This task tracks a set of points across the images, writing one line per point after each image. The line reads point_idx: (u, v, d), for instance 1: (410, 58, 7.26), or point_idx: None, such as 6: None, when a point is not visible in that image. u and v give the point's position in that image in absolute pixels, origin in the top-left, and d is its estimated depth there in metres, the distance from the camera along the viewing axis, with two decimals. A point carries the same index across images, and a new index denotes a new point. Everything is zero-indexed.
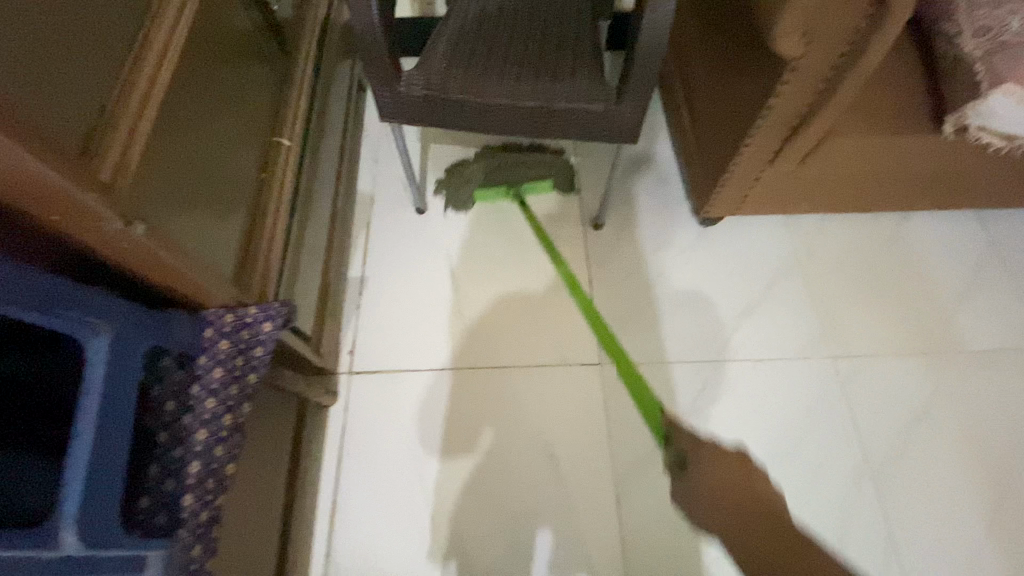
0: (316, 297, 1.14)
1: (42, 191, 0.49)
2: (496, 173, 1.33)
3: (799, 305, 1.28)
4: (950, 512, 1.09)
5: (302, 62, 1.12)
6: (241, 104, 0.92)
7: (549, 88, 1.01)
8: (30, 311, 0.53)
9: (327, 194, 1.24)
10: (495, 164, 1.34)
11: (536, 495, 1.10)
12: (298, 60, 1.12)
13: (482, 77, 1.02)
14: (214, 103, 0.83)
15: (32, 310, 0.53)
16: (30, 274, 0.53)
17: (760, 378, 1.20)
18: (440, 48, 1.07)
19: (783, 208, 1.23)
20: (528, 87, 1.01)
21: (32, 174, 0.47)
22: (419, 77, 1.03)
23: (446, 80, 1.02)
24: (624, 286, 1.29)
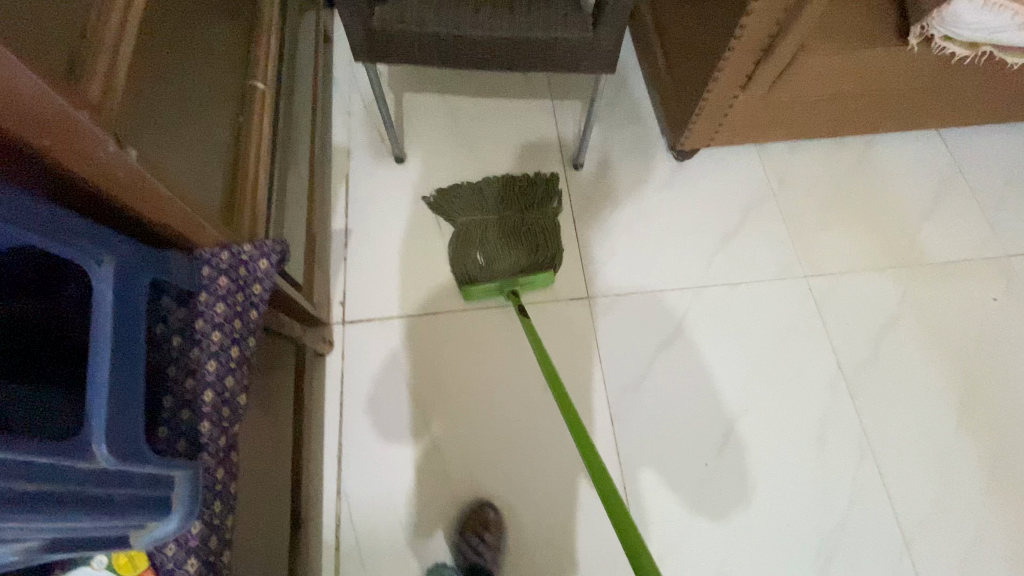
0: (303, 248, 1.13)
1: (44, 111, 0.48)
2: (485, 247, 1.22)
3: (773, 231, 1.33)
4: (920, 407, 1.18)
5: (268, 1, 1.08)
6: (210, 45, 0.88)
7: (526, 19, 1.01)
8: (39, 237, 0.52)
9: (303, 143, 1.21)
10: (486, 232, 1.24)
11: (536, 423, 1.15)
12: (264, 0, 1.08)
13: (458, 11, 1.01)
14: (183, 40, 0.79)
15: (40, 235, 0.52)
16: (31, 200, 0.52)
17: (742, 300, 1.26)
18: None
19: (755, 134, 1.27)
20: (506, 19, 1.01)
21: (34, 92, 0.46)
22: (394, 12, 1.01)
23: (422, 14, 1.01)
24: (608, 223, 1.32)
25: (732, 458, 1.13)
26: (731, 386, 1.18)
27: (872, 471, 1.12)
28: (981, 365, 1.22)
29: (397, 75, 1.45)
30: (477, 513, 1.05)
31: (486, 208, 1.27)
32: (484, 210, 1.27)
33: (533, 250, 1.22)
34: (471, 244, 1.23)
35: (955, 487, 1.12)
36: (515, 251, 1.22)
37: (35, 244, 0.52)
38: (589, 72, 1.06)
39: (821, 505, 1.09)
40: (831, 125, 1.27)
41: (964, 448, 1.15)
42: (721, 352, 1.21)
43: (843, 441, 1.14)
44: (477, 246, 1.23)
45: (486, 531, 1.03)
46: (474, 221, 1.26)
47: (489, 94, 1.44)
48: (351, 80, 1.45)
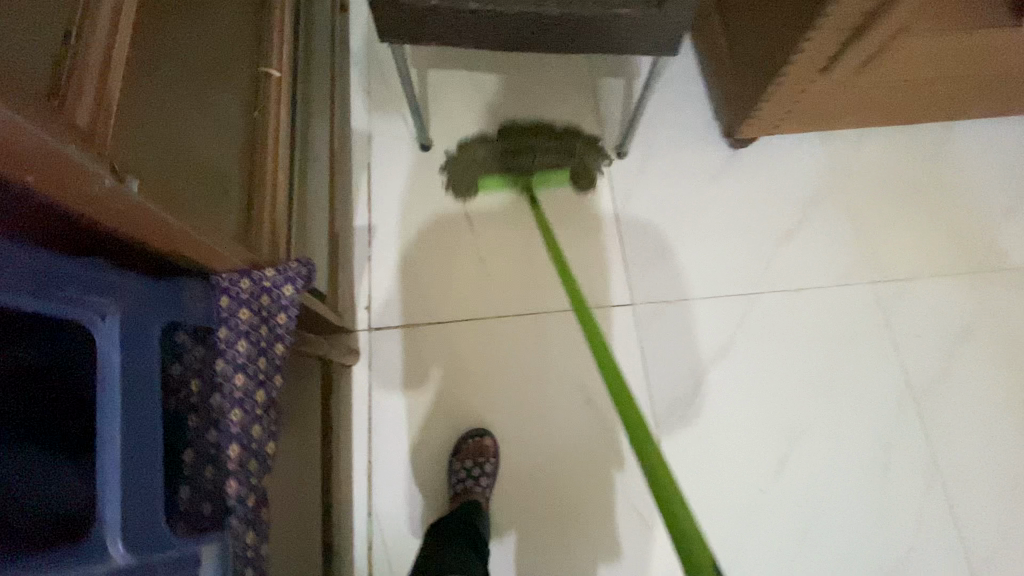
0: (326, 252, 1.03)
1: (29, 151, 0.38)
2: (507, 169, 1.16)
3: (838, 230, 1.21)
4: (993, 429, 1.09)
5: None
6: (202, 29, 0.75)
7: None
8: (31, 298, 0.43)
9: (322, 132, 1.09)
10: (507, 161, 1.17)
11: (578, 440, 1.08)
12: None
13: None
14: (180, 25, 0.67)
15: (32, 296, 0.43)
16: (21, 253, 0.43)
17: (802, 308, 1.15)
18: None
19: (825, 121, 1.13)
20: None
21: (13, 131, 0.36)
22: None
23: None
24: (656, 220, 1.20)
25: (788, 482, 1.05)
26: (788, 404, 1.09)
27: (938, 498, 1.05)
28: None
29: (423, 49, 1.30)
30: (476, 441, 1.04)
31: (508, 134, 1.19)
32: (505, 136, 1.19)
33: (556, 159, 1.18)
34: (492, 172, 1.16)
35: None
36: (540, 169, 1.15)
37: (27, 308, 0.43)
38: (651, 52, 0.92)
39: (881, 532, 1.03)
40: (911, 112, 1.12)
41: None
42: (778, 366, 1.11)
43: (908, 464, 1.07)
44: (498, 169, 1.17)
45: (482, 458, 1.03)
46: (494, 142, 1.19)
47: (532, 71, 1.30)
48: (369, 54, 1.30)
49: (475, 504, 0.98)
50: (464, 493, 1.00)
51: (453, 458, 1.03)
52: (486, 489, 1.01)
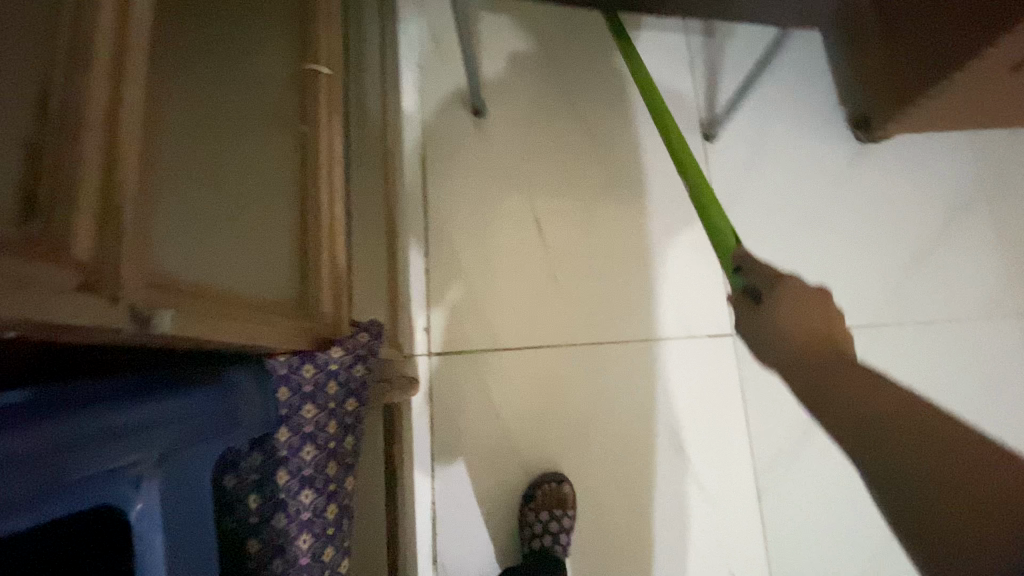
0: (382, 272, 0.88)
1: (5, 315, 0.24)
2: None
3: (983, 248, 1.01)
4: None
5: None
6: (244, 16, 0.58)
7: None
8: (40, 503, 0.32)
9: (375, 125, 0.92)
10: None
11: (664, 491, 0.95)
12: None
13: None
14: (209, 17, 0.49)
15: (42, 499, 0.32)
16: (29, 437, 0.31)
17: (934, 342, 0.97)
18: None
19: (989, 117, 0.91)
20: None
21: None
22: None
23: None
24: (765, 231, 1.01)
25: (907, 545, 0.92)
26: None
27: None
28: None
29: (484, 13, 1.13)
30: (552, 487, 0.93)
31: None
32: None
33: None
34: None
35: None
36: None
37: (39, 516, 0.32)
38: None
39: None
40: None
41: None
42: None
43: None
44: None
45: (560, 509, 0.92)
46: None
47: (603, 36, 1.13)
48: (422, 23, 1.13)
49: (552, 561, 0.89)
50: (539, 547, 0.90)
51: (525, 506, 0.93)
52: (563, 543, 0.92)
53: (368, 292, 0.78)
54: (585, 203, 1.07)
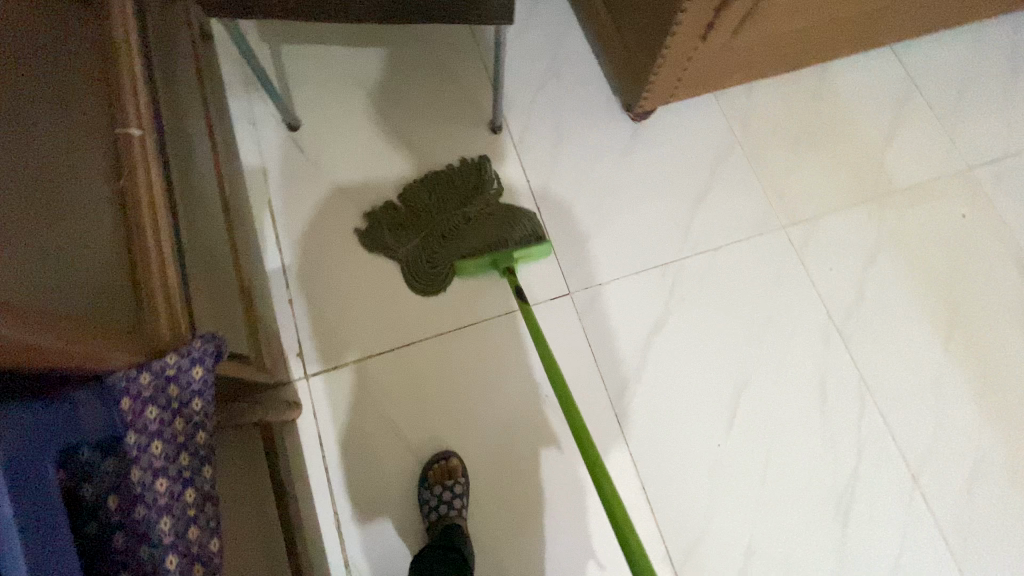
0: (238, 307, 0.95)
1: None
2: (455, 238, 1.13)
3: (745, 184, 1.25)
4: (910, 342, 1.18)
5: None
6: (35, 72, 0.64)
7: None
8: None
9: (209, 178, 1.02)
10: (432, 235, 1.14)
11: (543, 440, 1.09)
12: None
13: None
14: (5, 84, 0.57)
15: None
16: None
17: (725, 264, 1.19)
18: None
19: (716, 83, 1.16)
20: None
21: None
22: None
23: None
24: (574, 206, 1.22)
25: (743, 433, 1.10)
26: (730, 360, 1.14)
27: (875, 418, 1.13)
28: (957, 287, 1.23)
29: (288, 45, 1.29)
30: (441, 463, 1.04)
31: (416, 224, 1.16)
32: (418, 227, 1.16)
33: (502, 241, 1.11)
34: (439, 257, 1.12)
35: (949, 414, 1.15)
36: (484, 239, 1.12)
37: None
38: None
39: (831, 464, 1.10)
40: (798, 53, 1.15)
41: (950, 372, 1.18)
42: (715, 324, 1.16)
43: (842, 392, 1.14)
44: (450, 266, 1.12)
45: (451, 479, 1.02)
46: (398, 232, 1.16)
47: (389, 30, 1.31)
48: (249, 89, 1.26)
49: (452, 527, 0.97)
50: (439, 519, 0.99)
51: (421, 487, 1.02)
52: (461, 512, 1.00)
53: (223, 320, 0.87)
54: None
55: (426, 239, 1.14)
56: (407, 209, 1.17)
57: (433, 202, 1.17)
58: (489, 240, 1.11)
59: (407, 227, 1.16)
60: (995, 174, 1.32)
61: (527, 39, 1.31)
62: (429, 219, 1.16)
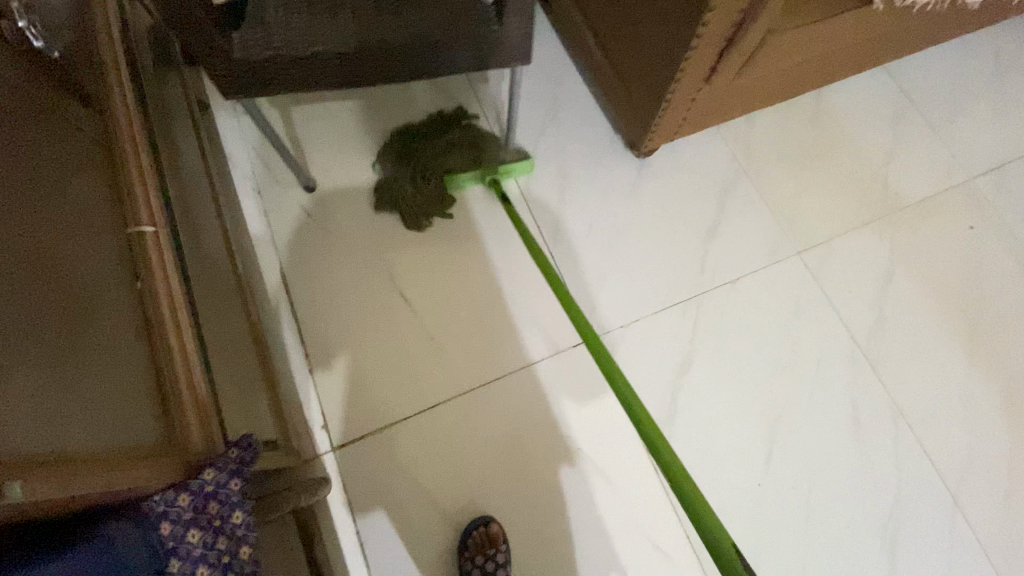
0: (261, 389, 0.93)
1: None
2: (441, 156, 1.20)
3: (755, 212, 1.25)
4: (935, 359, 1.17)
5: (115, 88, 0.81)
6: (54, 189, 0.63)
7: (415, 18, 0.91)
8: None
9: (221, 256, 1.00)
10: (416, 159, 1.20)
11: (580, 493, 1.07)
12: (106, 84, 0.80)
13: (335, 23, 0.90)
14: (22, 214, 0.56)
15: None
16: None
17: (743, 295, 1.19)
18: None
19: (719, 117, 1.16)
20: (398, 27, 0.90)
21: None
22: (251, 37, 0.87)
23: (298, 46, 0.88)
24: (587, 249, 1.21)
25: (781, 469, 1.08)
26: (760, 393, 1.12)
27: (910, 439, 1.12)
28: (974, 298, 1.23)
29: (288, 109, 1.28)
30: (481, 531, 1.00)
31: (398, 154, 1.22)
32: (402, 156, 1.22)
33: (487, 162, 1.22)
34: (429, 179, 1.18)
35: (982, 429, 1.14)
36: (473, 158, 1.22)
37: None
38: (513, 59, 0.93)
39: (873, 491, 1.08)
40: (800, 83, 1.15)
41: (977, 386, 1.17)
42: (739, 356, 1.14)
43: (875, 416, 1.12)
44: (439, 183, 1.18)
45: (493, 548, 0.98)
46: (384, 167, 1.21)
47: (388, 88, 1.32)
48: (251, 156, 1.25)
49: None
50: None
51: (462, 557, 0.99)
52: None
53: (249, 409, 0.84)
54: (441, 267, 1.19)
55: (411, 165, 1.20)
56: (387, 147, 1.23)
57: (411, 135, 1.24)
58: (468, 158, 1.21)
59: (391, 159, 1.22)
60: (996, 182, 1.33)
61: (527, 82, 1.32)
62: (409, 148, 1.22)
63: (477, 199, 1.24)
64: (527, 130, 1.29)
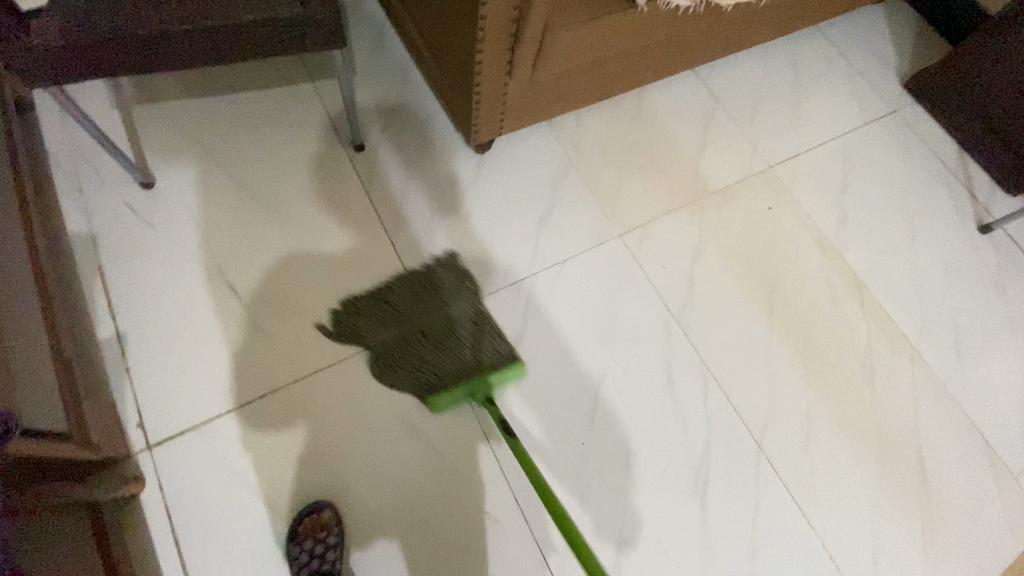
0: (54, 380, 0.89)
1: None
2: (426, 351, 1.11)
3: (582, 200, 1.37)
4: (740, 325, 1.31)
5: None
6: None
7: (227, 4, 0.91)
8: None
9: (17, 249, 0.96)
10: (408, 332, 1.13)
11: (412, 471, 1.09)
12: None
13: (139, 10, 0.89)
14: None
15: None
16: None
17: (570, 275, 1.29)
18: None
19: (539, 112, 1.27)
20: (208, 11, 0.90)
21: None
22: (42, 21, 0.87)
23: (87, 25, 0.87)
24: (425, 239, 1.27)
25: (602, 431, 1.17)
26: (585, 362, 1.21)
27: (719, 395, 1.24)
28: (775, 270, 1.40)
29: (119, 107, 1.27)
30: (312, 517, 1.02)
31: (399, 318, 1.15)
32: (401, 321, 1.15)
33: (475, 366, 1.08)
34: (419, 356, 1.11)
35: (781, 383, 1.29)
36: (462, 364, 1.09)
37: None
38: (321, 50, 0.98)
39: (686, 444, 1.19)
40: (609, 81, 1.28)
41: (777, 346, 1.32)
42: (565, 332, 1.23)
43: (688, 377, 1.24)
44: (427, 367, 1.10)
45: (324, 531, 1.01)
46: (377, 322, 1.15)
47: (221, 76, 1.33)
48: (75, 155, 1.22)
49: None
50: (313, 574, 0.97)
51: (291, 544, 1.00)
52: (335, 563, 0.99)
53: (33, 396, 0.80)
54: (275, 263, 1.19)
55: (409, 334, 1.13)
56: (400, 304, 1.17)
57: (421, 297, 1.17)
58: (472, 358, 1.09)
59: (390, 319, 1.15)
60: (792, 171, 1.53)
61: (371, 77, 1.39)
62: (413, 315, 1.15)
63: (319, 191, 1.27)
64: (369, 124, 1.35)
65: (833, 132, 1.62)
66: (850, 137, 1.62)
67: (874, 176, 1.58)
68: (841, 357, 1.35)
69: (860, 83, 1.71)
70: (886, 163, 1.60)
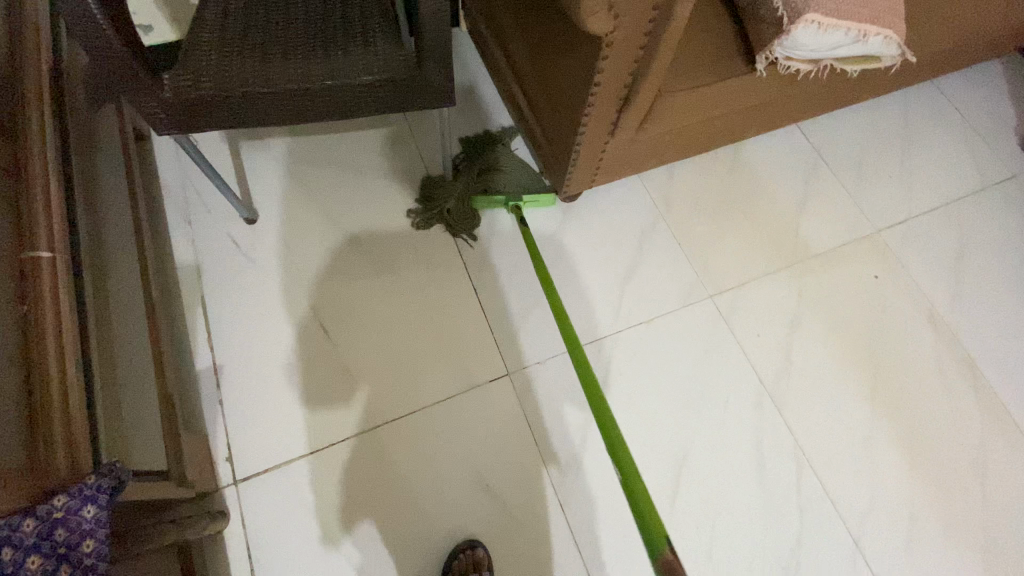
0: (157, 414, 0.92)
1: None
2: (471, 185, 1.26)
3: (671, 256, 1.31)
4: (839, 404, 1.22)
5: (36, 113, 0.81)
6: None
7: (348, 63, 0.93)
8: None
9: (133, 282, 1.01)
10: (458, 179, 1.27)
11: (483, 532, 1.07)
12: (30, 106, 0.81)
13: (265, 66, 0.93)
14: None
15: None
16: None
17: (655, 335, 1.23)
18: (201, 36, 0.95)
19: (633, 167, 1.23)
20: (329, 71, 0.93)
21: None
22: (177, 78, 0.91)
23: (219, 83, 0.91)
24: (508, 287, 1.25)
25: (683, 507, 1.11)
26: (668, 431, 1.16)
27: (812, 479, 1.15)
28: (878, 344, 1.29)
29: (228, 142, 1.33)
30: (467, 553, 1.02)
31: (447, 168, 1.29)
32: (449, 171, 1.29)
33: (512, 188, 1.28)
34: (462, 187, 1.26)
35: (883, 472, 1.18)
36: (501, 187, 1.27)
37: None
38: (432, 107, 0.98)
39: (773, 534, 1.10)
40: (709, 138, 1.23)
41: (881, 431, 1.21)
42: (648, 396, 1.18)
43: (778, 459, 1.16)
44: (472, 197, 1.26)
45: (477, 572, 1.00)
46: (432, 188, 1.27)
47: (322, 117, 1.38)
48: (186, 188, 1.29)
49: None
50: None
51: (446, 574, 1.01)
52: None
53: (139, 438, 0.83)
54: (362, 304, 1.21)
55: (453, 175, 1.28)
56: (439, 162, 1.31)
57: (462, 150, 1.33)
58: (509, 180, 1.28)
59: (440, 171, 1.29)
60: (901, 236, 1.42)
61: (463, 121, 1.40)
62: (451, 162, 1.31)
63: (407, 229, 1.28)
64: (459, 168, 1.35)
65: (948, 194, 1.49)
66: (968, 202, 1.48)
67: (994, 245, 1.44)
68: (953, 452, 1.22)
69: (980, 142, 1.57)
70: (1010, 235, 1.45)
